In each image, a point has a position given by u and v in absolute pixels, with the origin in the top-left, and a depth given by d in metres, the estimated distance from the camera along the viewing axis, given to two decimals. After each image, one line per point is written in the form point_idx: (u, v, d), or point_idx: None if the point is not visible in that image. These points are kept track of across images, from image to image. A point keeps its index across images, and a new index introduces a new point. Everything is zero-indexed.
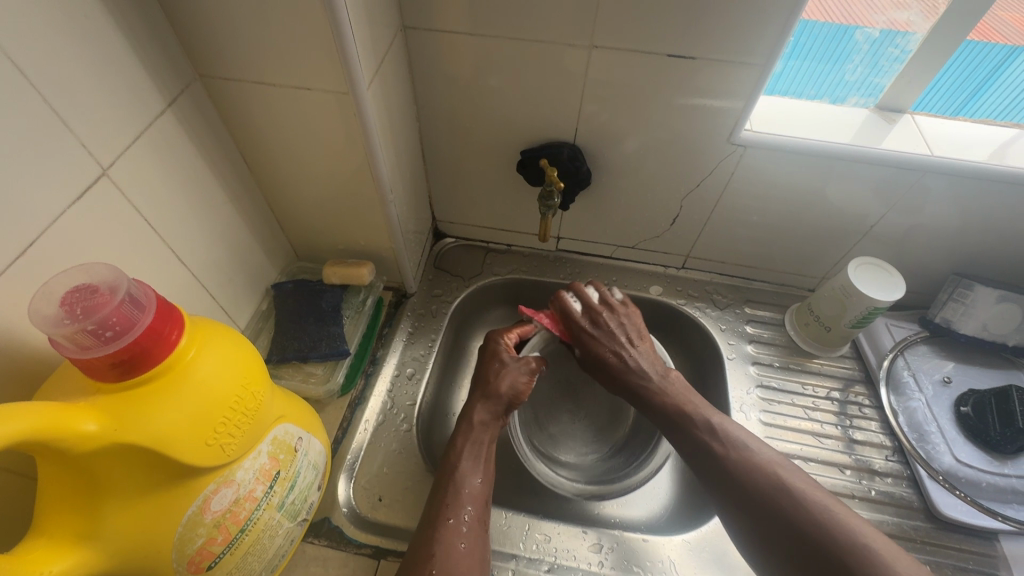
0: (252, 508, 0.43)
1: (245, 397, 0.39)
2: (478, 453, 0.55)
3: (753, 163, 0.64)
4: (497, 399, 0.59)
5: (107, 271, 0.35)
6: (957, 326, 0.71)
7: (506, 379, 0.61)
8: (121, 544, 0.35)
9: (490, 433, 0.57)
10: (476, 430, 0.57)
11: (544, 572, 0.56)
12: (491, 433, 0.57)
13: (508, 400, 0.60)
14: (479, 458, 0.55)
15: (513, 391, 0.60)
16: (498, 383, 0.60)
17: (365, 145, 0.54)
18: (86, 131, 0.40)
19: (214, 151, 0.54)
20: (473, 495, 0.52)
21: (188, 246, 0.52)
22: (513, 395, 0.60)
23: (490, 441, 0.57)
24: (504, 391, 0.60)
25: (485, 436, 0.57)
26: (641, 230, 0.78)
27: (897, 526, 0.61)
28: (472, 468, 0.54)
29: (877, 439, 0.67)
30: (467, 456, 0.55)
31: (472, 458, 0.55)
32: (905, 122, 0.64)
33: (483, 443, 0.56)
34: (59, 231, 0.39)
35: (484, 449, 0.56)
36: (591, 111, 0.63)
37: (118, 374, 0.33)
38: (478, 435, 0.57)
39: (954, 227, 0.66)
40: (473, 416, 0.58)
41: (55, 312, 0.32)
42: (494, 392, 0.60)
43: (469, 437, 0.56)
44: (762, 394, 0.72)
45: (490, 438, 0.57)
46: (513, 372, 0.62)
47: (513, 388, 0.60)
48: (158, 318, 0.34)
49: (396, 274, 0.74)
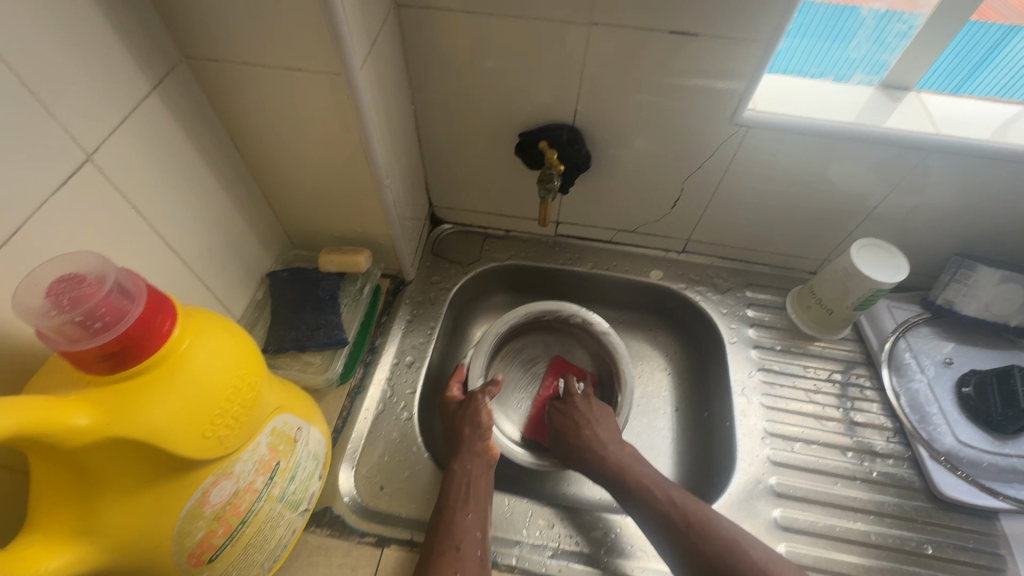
0: (252, 500, 0.42)
1: (240, 387, 0.38)
2: (465, 493, 0.56)
3: (756, 144, 0.63)
4: (467, 441, 0.60)
5: (94, 260, 0.33)
6: (959, 307, 0.71)
7: (465, 422, 0.61)
8: (119, 539, 0.34)
9: (473, 473, 0.57)
10: (457, 472, 0.57)
11: (547, 557, 0.56)
12: (475, 471, 0.58)
13: (474, 437, 0.60)
14: (467, 497, 0.55)
15: (477, 429, 0.60)
16: (461, 427, 0.61)
17: (359, 127, 0.53)
18: (70, 116, 0.38)
19: (203, 136, 0.52)
20: (465, 535, 0.52)
21: (180, 235, 0.51)
22: (480, 430, 0.60)
23: (476, 478, 0.57)
24: (467, 431, 0.60)
25: (467, 476, 0.57)
26: (641, 213, 0.77)
27: (898, 507, 0.61)
28: (461, 503, 0.55)
29: (879, 421, 0.67)
30: (456, 496, 0.55)
31: (459, 499, 0.55)
32: (910, 100, 0.62)
33: (466, 484, 0.56)
34: (46, 217, 0.38)
35: (470, 488, 0.56)
36: (591, 93, 0.62)
37: (110, 366, 0.32)
38: (460, 477, 0.57)
39: (956, 208, 0.65)
40: (453, 463, 0.58)
41: (41, 303, 0.30)
42: (460, 438, 0.60)
43: (453, 480, 0.57)
44: (764, 377, 0.71)
45: (479, 477, 0.57)
46: (467, 415, 0.62)
47: (475, 428, 0.60)
48: (150, 308, 0.33)
49: (393, 261, 0.73)
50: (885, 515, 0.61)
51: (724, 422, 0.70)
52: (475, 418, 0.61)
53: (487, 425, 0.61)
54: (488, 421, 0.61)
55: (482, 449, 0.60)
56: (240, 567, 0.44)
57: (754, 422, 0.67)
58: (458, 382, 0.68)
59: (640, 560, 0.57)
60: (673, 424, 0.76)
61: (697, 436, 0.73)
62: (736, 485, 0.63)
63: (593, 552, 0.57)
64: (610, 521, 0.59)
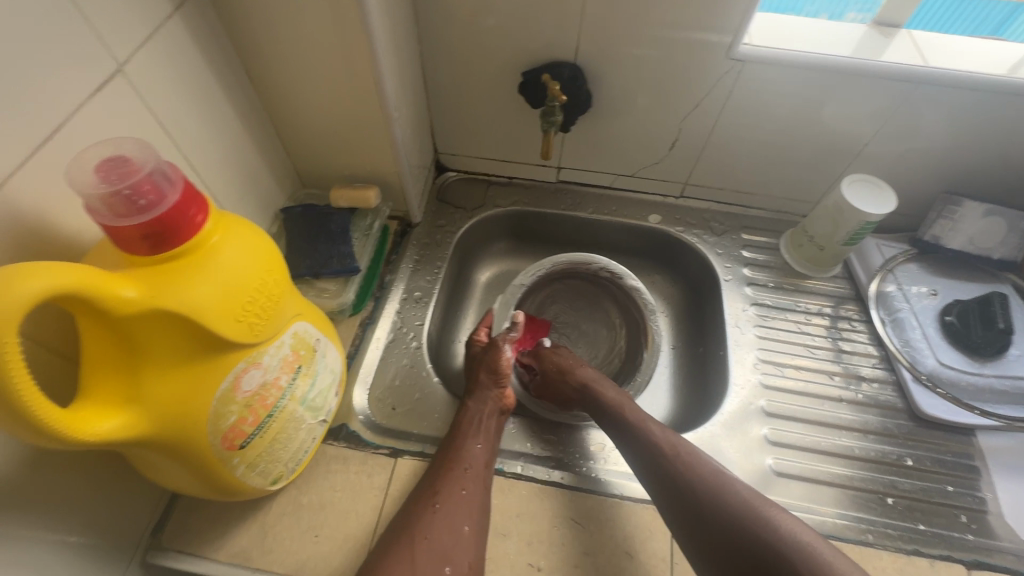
0: (278, 396, 0.46)
1: (267, 282, 0.41)
2: (476, 424, 0.58)
3: (753, 81, 0.65)
4: (482, 385, 0.63)
5: (134, 145, 0.36)
6: (945, 242, 0.74)
7: (483, 368, 0.64)
8: (164, 411, 0.37)
9: (485, 411, 0.60)
10: (471, 407, 0.60)
11: (550, 467, 0.60)
12: (489, 409, 0.60)
13: (491, 385, 0.62)
14: (478, 428, 0.58)
15: (493, 375, 0.63)
16: (477, 373, 0.64)
17: (368, 55, 0.54)
18: (101, 28, 0.40)
19: (218, 64, 0.54)
20: (473, 459, 0.55)
21: (200, 161, 0.54)
22: (496, 376, 0.63)
23: (487, 416, 0.60)
24: (483, 376, 0.63)
25: (479, 412, 0.60)
26: (640, 157, 0.79)
27: (881, 424, 0.65)
28: (472, 433, 0.57)
29: (865, 349, 0.71)
30: (467, 426, 0.58)
31: (470, 429, 0.58)
32: (902, 36, 0.64)
33: (478, 418, 0.59)
34: (81, 121, 0.40)
35: (481, 421, 0.59)
36: (593, 30, 0.63)
37: (150, 247, 0.35)
38: (472, 411, 0.60)
39: (945, 146, 0.67)
40: (468, 400, 0.61)
41: (91, 178, 0.33)
42: (475, 382, 0.63)
43: (465, 414, 0.59)
44: (757, 311, 0.75)
45: (490, 415, 0.60)
46: (487, 361, 0.64)
47: (492, 375, 0.63)
48: (185, 197, 0.36)
49: (401, 202, 0.75)
50: (868, 432, 0.64)
51: (719, 352, 0.73)
52: (494, 364, 0.64)
53: (505, 373, 0.63)
54: (506, 369, 0.64)
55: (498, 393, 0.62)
56: (267, 461, 0.48)
57: (746, 351, 0.71)
58: (485, 327, 0.72)
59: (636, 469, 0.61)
60: (670, 360, 0.79)
61: (693, 369, 0.77)
62: (730, 406, 0.66)
63: (591, 464, 0.61)
64: (608, 438, 0.63)
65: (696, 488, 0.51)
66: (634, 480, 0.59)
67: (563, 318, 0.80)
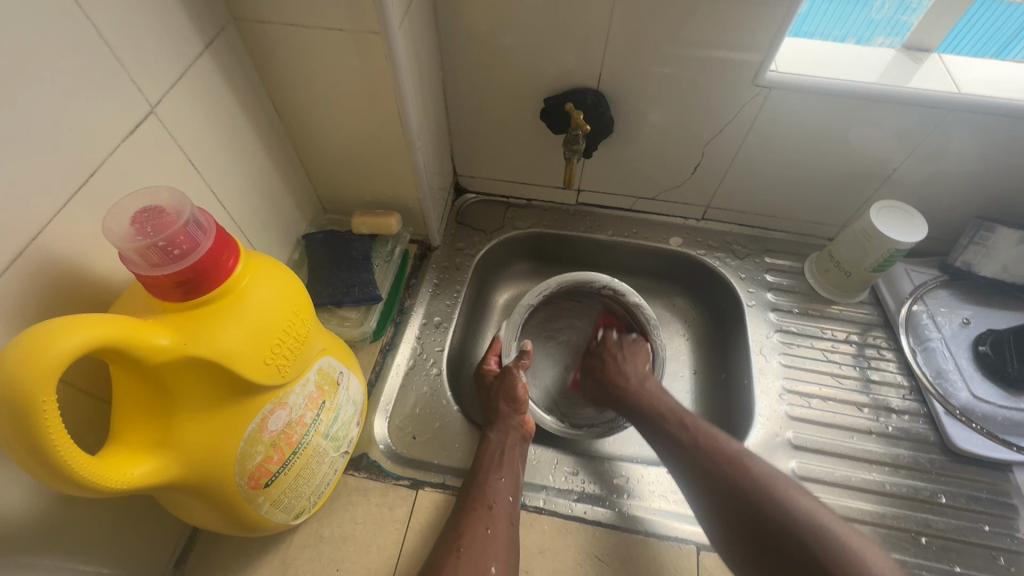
0: (302, 433, 0.46)
1: (295, 323, 0.41)
2: (499, 458, 0.58)
3: (778, 106, 0.64)
4: (503, 415, 0.62)
5: (168, 195, 0.37)
6: (977, 269, 0.72)
7: (501, 397, 0.63)
8: (192, 454, 0.37)
9: (507, 443, 0.59)
10: (493, 440, 0.59)
11: (573, 500, 0.58)
12: (512, 441, 0.59)
13: (509, 419, 0.61)
14: (501, 461, 0.57)
15: (511, 406, 0.62)
16: (495, 404, 0.63)
17: (394, 87, 0.55)
18: (136, 70, 0.41)
19: (246, 96, 0.55)
20: (497, 495, 0.54)
21: (227, 191, 0.54)
22: (516, 405, 0.62)
23: (510, 447, 0.59)
24: (502, 406, 0.62)
25: (501, 444, 0.59)
26: (661, 180, 0.78)
27: (913, 459, 0.63)
28: (495, 469, 0.56)
29: (895, 379, 0.69)
30: (490, 461, 0.57)
31: (493, 464, 0.57)
32: (933, 61, 0.63)
33: (501, 451, 0.58)
34: (116, 162, 0.41)
35: (504, 455, 0.58)
36: (616, 57, 0.63)
37: (183, 294, 0.35)
38: (495, 444, 0.59)
39: (978, 172, 0.66)
40: (489, 432, 0.61)
41: (127, 230, 0.34)
42: (495, 412, 0.62)
43: (487, 448, 0.59)
44: (782, 338, 0.73)
45: (513, 448, 0.59)
46: (504, 390, 0.64)
47: (512, 403, 0.62)
48: (218, 243, 0.36)
49: (421, 226, 0.75)
50: (899, 467, 0.62)
51: (743, 380, 0.72)
52: (511, 393, 0.63)
53: (523, 400, 0.63)
54: (524, 396, 0.63)
55: (519, 423, 0.61)
56: (290, 496, 0.48)
57: (772, 380, 0.69)
58: (494, 355, 0.72)
59: (660, 502, 0.59)
60: (691, 386, 0.78)
61: (715, 396, 0.76)
62: (755, 438, 0.65)
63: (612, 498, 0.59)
64: (630, 469, 0.62)
65: (721, 500, 0.51)
66: (660, 516, 0.58)
67: (577, 343, 0.80)
